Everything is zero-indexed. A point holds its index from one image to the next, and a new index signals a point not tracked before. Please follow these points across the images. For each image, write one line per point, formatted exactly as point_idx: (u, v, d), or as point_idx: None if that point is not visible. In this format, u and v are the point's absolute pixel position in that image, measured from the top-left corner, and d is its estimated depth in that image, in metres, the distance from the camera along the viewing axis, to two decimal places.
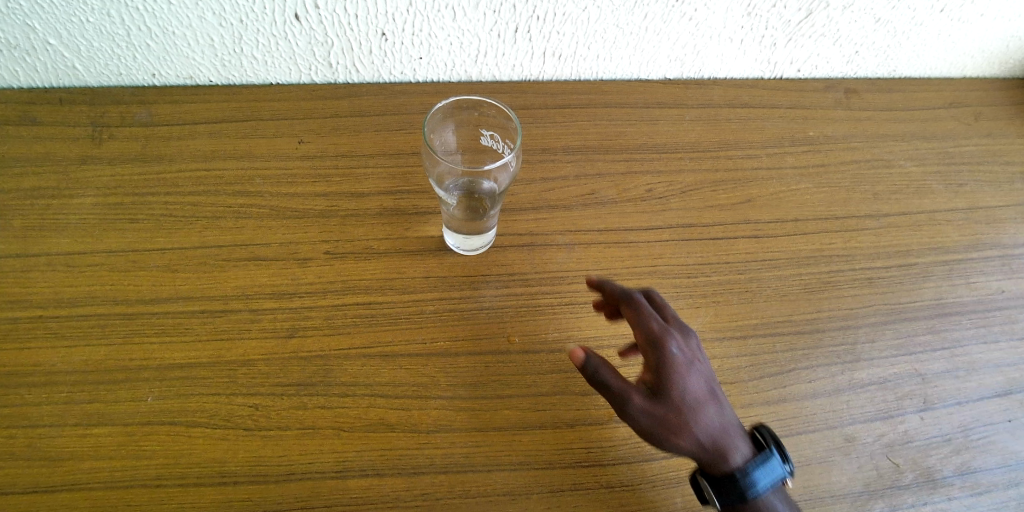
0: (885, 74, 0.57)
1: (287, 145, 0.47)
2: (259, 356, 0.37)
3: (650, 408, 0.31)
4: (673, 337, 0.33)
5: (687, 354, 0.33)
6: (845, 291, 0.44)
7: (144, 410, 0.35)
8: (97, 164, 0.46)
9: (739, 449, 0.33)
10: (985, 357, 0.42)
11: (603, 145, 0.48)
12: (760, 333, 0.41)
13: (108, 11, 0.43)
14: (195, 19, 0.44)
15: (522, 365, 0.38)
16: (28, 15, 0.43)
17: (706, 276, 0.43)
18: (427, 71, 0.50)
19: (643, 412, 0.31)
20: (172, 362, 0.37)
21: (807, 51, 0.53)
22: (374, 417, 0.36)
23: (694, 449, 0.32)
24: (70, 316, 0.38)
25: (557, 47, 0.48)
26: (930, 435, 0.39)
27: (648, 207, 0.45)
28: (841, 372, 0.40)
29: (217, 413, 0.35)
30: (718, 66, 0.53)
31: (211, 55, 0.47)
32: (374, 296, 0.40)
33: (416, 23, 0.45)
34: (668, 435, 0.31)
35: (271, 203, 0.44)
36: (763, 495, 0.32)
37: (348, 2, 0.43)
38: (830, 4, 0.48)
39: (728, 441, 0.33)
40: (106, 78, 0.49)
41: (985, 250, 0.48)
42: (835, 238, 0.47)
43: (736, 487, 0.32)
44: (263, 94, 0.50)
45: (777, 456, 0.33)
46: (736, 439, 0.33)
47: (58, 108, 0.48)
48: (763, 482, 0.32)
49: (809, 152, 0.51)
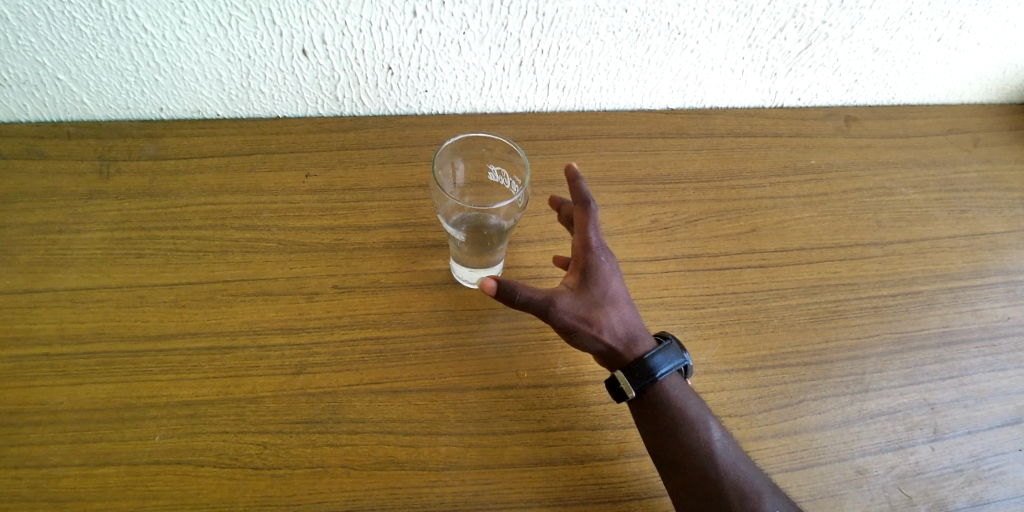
0: (884, 102, 0.58)
1: (293, 179, 0.47)
2: (267, 393, 0.37)
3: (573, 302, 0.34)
4: (603, 249, 0.37)
5: (612, 265, 0.37)
6: (853, 320, 0.44)
7: (151, 450, 0.34)
8: (105, 199, 0.46)
9: (648, 346, 0.36)
10: (993, 384, 0.42)
11: (607, 175, 0.48)
12: (769, 364, 0.40)
13: (118, 48, 0.44)
14: (203, 55, 0.45)
15: (531, 400, 0.38)
16: (38, 53, 0.43)
17: (713, 307, 0.42)
18: (432, 103, 0.50)
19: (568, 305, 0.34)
20: (179, 400, 0.36)
21: (807, 80, 0.53)
22: (383, 455, 0.35)
23: (608, 343, 0.35)
24: (75, 353, 0.38)
25: (561, 79, 0.49)
26: (941, 466, 0.38)
27: (654, 238, 0.45)
28: (850, 402, 0.40)
29: (225, 453, 0.34)
30: (720, 96, 0.53)
31: (219, 89, 0.48)
32: (382, 330, 0.40)
33: (421, 58, 0.46)
34: (587, 327, 0.34)
35: (277, 237, 0.44)
36: (665, 376, 0.35)
37: (355, 37, 0.44)
38: (830, 35, 0.49)
39: (641, 334, 0.36)
40: (114, 112, 0.49)
41: (991, 277, 0.48)
42: (840, 266, 0.46)
43: (643, 370, 0.35)
44: (269, 127, 0.50)
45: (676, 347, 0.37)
46: (646, 336, 0.36)
47: (66, 142, 0.48)
48: (666, 364, 0.35)
49: (813, 180, 0.51)
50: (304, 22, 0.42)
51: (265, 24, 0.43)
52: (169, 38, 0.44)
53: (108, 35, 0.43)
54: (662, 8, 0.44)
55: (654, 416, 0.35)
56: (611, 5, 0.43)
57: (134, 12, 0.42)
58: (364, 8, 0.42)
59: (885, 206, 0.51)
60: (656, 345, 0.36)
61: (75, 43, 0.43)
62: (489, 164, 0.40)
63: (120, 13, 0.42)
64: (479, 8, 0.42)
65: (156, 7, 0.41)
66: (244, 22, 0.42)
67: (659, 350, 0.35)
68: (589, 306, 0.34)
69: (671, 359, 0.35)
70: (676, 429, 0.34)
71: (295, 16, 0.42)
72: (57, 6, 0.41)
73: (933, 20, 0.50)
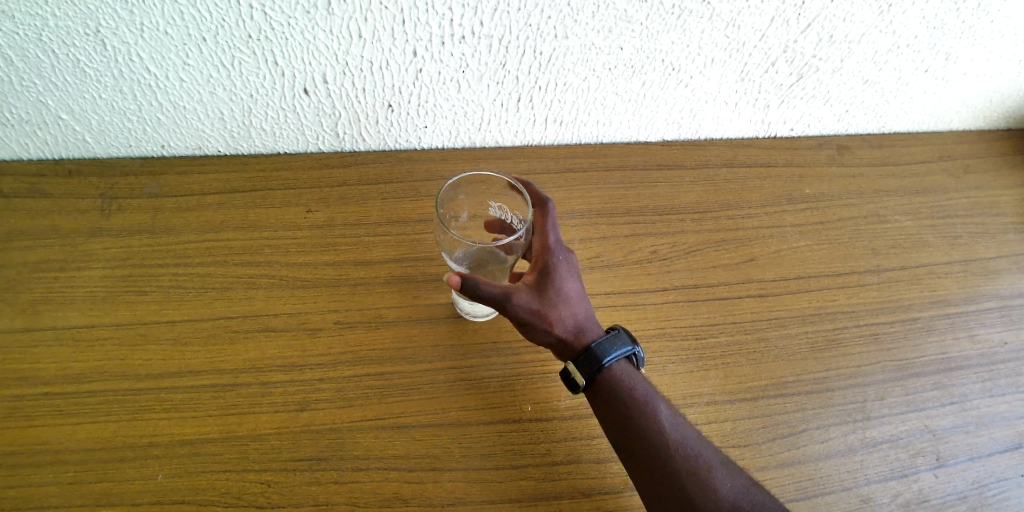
0: (874, 130, 0.59)
1: (296, 215, 0.48)
2: (271, 430, 0.37)
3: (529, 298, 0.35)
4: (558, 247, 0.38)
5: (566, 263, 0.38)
6: (853, 348, 0.44)
7: (154, 489, 0.34)
8: (107, 236, 0.46)
9: (597, 335, 0.37)
10: (992, 410, 0.42)
11: (605, 208, 0.49)
12: (771, 394, 0.41)
13: (121, 89, 0.45)
14: (206, 95, 0.46)
15: (535, 434, 0.38)
16: (42, 94, 0.44)
17: (714, 338, 0.43)
18: (431, 138, 0.51)
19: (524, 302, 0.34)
20: (182, 440, 0.36)
21: (799, 111, 0.54)
22: (387, 492, 0.35)
23: (561, 335, 0.36)
24: (76, 392, 0.38)
25: (558, 114, 0.50)
26: (945, 494, 0.38)
27: (653, 269, 0.46)
28: (853, 430, 0.40)
29: (228, 492, 0.34)
30: (713, 127, 0.54)
31: (221, 127, 0.49)
32: (385, 366, 0.40)
33: (421, 95, 0.47)
34: (540, 320, 0.35)
35: (280, 273, 0.44)
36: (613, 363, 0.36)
37: (357, 77, 0.45)
38: (820, 69, 0.50)
39: (595, 331, 0.37)
40: (116, 150, 0.50)
41: (986, 302, 0.48)
42: (838, 294, 0.47)
43: (593, 358, 0.35)
44: (271, 163, 0.51)
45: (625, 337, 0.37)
46: (596, 328, 0.37)
47: (68, 180, 0.49)
48: (613, 352, 0.36)
49: (807, 209, 0.52)
50: (306, 62, 0.43)
51: (267, 64, 0.44)
52: (172, 79, 0.44)
53: (112, 76, 0.44)
54: (656, 45, 0.45)
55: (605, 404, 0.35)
56: (607, 43, 0.44)
57: (138, 54, 0.42)
58: (365, 48, 0.43)
59: (879, 233, 0.52)
60: (604, 335, 0.37)
61: (79, 84, 0.44)
62: (489, 201, 0.40)
63: (125, 55, 0.42)
64: (478, 47, 0.43)
65: (160, 49, 0.42)
66: (247, 63, 0.43)
67: (606, 337, 0.36)
68: (544, 300, 0.35)
69: (618, 345, 0.36)
70: (627, 413, 0.34)
71: (298, 57, 0.43)
72: (62, 49, 0.41)
73: (919, 52, 0.51)
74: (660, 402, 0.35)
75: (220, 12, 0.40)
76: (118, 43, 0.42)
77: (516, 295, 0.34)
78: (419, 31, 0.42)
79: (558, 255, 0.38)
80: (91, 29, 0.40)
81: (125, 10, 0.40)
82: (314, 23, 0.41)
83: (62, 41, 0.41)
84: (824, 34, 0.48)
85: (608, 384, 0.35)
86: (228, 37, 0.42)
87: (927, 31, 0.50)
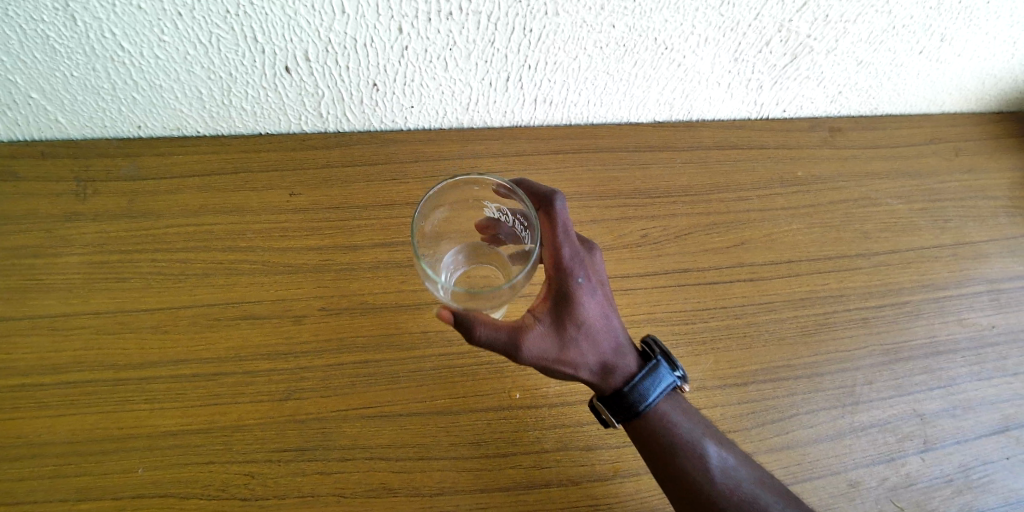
0: (867, 112, 0.58)
1: (278, 198, 0.46)
2: (254, 420, 0.36)
3: (542, 338, 0.32)
4: (579, 270, 0.33)
5: (589, 284, 0.34)
6: (843, 332, 0.44)
7: (135, 483, 0.34)
8: (83, 221, 0.45)
9: (626, 370, 0.34)
10: (980, 394, 0.42)
11: (595, 191, 0.48)
12: (761, 379, 0.40)
13: (94, 66, 0.43)
14: (183, 73, 0.44)
15: (525, 421, 0.37)
16: (10, 73, 0.42)
17: (704, 323, 0.42)
18: (418, 118, 0.50)
19: (536, 343, 0.32)
20: (165, 431, 0.35)
21: (792, 92, 0.54)
22: (374, 481, 0.35)
23: (584, 371, 0.33)
24: (53, 383, 0.37)
25: (548, 94, 0.48)
26: (933, 477, 0.38)
27: (644, 253, 0.45)
28: (843, 415, 0.40)
29: (210, 484, 0.34)
30: (706, 108, 0.53)
31: (199, 107, 0.47)
32: (371, 353, 0.39)
33: (407, 74, 0.45)
34: (557, 360, 0.32)
35: (262, 258, 0.43)
36: (654, 403, 0.34)
37: (340, 55, 0.43)
38: (815, 49, 0.49)
39: (617, 359, 0.34)
40: (91, 131, 0.48)
41: (975, 285, 0.48)
42: (828, 278, 0.47)
43: (626, 399, 0.34)
44: (253, 145, 0.49)
45: (665, 366, 0.35)
46: (625, 359, 0.34)
47: (41, 163, 0.47)
48: (654, 392, 0.34)
49: (799, 193, 0.52)
50: (287, 39, 0.42)
51: (246, 41, 0.42)
52: (147, 56, 0.42)
53: (83, 54, 0.42)
54: (649, 24, 0.44)
55: (648, 444, 0.34)
56: (599, 21, 0.43)
57: (110, 30, 0.40)
58: (349, 25, 0.41)
59: (871, 217, 0.51)
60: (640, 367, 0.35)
61: (48, 62, 0.42)
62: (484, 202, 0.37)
63: (96, 31, 0.40)
64: (466, 24, 0.42)
65: (133, 25, 0.40)
66: (225, 39, 0.41)
67: (646, 375, 0.34)
68: (562, 337, 0.32)
69: (660, 383, 0.35)
70: (673, 455, 0.34)
71: (278, 33, 0.41)
72: (29, 24, 0.39)
73: (914, 33, 0.51)
74: (705, 438, 0.35)
75: None
76: (88, 18, 0.39)
77: (527, 337, 0.31)
78: (404, 7, 0.40)
79: (576, 275, 0.33)
80: (59, 4, 0.38)
81: None
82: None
83: (29, 16, 0.39)
84: (821, 13, 0.46)
85: (649, 423, 0.34)
86: (204, 12, 0.40)
87: (924, 11, 0.49)
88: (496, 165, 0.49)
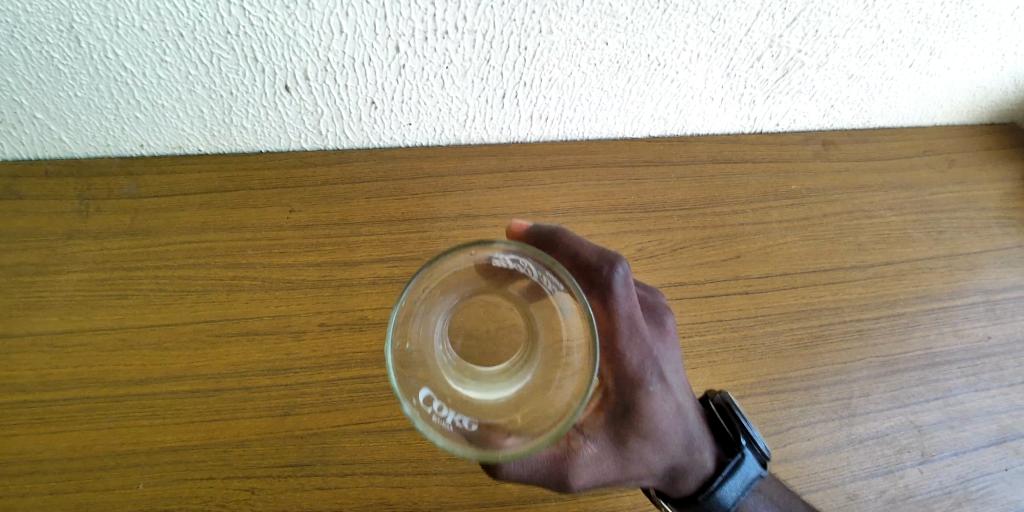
0: (860, 125, 0.59)
1: (279, 216, 0.47)
2: (253, 435, 0.37)
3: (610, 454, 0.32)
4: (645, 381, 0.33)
5: (656, 390, 0.33)
6: (839, 345, 0.44)
7: (136, 499, 0.36)
8: (85, 239, 0.45)
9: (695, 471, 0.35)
10: (976, 404, 0.43)
11: (593, 206, 0.50)
12: (757, 392, 0.41)
13: (98, 87, 0.43)
14: (184, 92, 0.45)
15: None
16: (15, 94, 0.42)
17: (700, 336, 0.43)
18: (416, 135, 0.50)
19: (604, 460, 0.31)
20: (165, 447, 0.37)
21: (785, 106, 0.54)
22: (374, 495, 0.36)
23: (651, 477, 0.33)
24: (55, 400, 0.38)
25: (543, 110, 0.49)
26: (931, 489, 0.40)
27: (640, 267, 0.46)
28: (840, 426, 0.40)
29: (211, 499, 0.36)
30: (700, 123, 0.54)
31: (201, 125, 0.47)
32: (370, 369, 0.39)
33: (405, 92, 0.46)
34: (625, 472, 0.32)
35: (262, 274, 0.44)
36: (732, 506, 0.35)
37: (338, 74, 0.44)
38: (806, 63, 0.50)
39: (682, 461, 0.34)
40: (94, 150, 0.48)
41: (969, 296, 0.49)
42: (823, 290, 0.47)
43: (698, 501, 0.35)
44: (253, 162, 0.50)
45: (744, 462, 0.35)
46: (693, 461, 0.34)
47: (45, 183, 0.48)
48: (731, 495, 0.35)
49: (793, 206, 0.52)
50: (286, 58, 0.42)
51: (247, 61, 0.42)
52: (150, 76, 0.43)
53: (87, 75, 0.42)
54: (641, 39, 0.44)
55: None
56: (592, 38, 0.43)
57: (114, 51, 0.41)
58: (348, 44, 0.42)
59: (866, 230, 0.52)
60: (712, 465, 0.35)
61: (53, 83, 0.42)
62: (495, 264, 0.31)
63: (100, 52, 0.41)
64: (462, 42, 0.42)
65: (137, 46, 0.41)
66: (226, 59, 0.42)
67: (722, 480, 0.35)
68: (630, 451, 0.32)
69: (740, 486, 0.35)
70: None
71: (278, 53, 0.42)
72: (34, 46, 0.40)
73: (904, 47, 0.51)
74: None
75: (198, 9, 0.39)
76: (93, 40, 0.40)
77: (596, 455, 0.31)
78: (401, 26, 0.41)
79: (645, 384, 0.33)
80: (64, 25, 0.39)
81: (99, 6, 0.38)
82: (293, 19, 0.40)
83: (34, 37, 0.39)
84: (811, 28, 0.47)
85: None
86: (205, 33, 0.40)
87: (911, 24, 0.49)
88: (495, 181, 0.50)
